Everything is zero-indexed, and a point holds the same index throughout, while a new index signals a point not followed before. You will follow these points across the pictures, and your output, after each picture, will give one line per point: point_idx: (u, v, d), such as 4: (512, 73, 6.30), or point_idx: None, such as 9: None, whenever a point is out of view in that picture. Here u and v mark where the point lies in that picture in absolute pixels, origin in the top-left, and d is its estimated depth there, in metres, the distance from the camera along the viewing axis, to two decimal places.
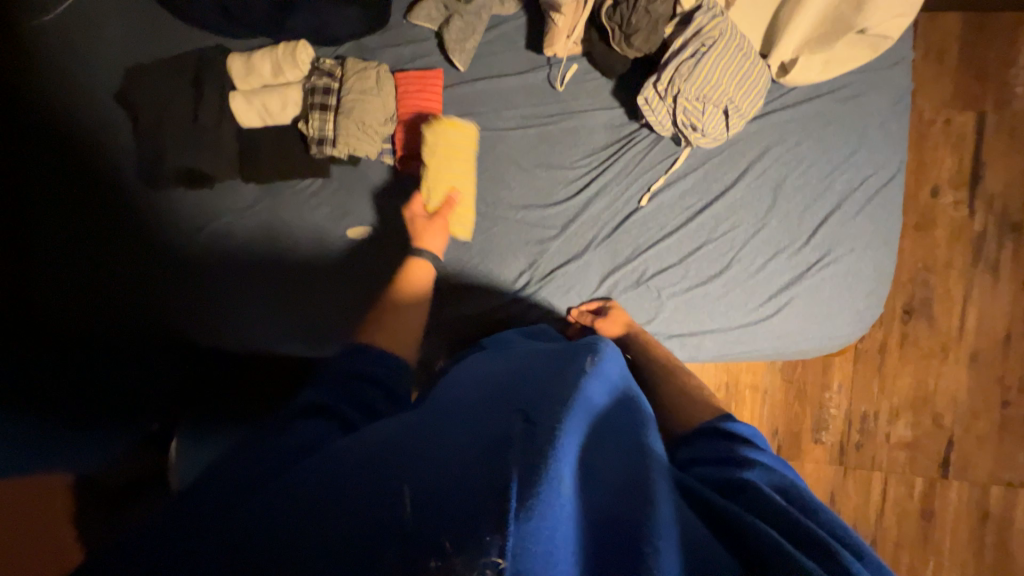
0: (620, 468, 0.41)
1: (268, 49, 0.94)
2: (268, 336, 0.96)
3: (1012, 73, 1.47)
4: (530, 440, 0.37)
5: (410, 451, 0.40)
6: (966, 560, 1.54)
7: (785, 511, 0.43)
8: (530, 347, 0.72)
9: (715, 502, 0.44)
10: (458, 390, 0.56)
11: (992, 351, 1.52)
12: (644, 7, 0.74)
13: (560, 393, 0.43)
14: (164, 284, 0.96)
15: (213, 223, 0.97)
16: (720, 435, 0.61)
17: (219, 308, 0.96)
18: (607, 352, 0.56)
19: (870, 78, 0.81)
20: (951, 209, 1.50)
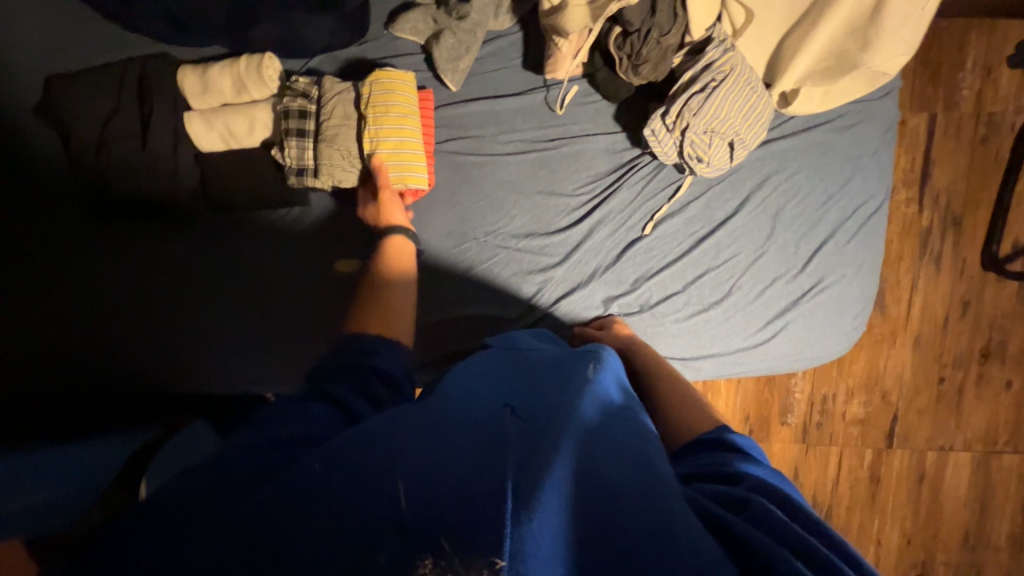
0: (624, 481, 0.41)
1: (227, 62, 0.82)
2: (243, 374, 0.90)
3: (961, 76, 1.57)
4: (525, 458, 0.37)
5: (415, 461, 0.38)
6: (905, 516, 1.74)
7: (793, 531, 0.42)
8: (530, 352, 0.70)
9: (720, 517, 0.44)
10: (464, 388, 0.55)
11: (933, 333, 1.68)
12: (655, 38, 0.70)
13: (558, 415, 0.45)
14: (130, 325, 0.87)
15: (183, 257, 0.88)
16: (720, 446, 0.58)
17: (197, 347, 0.89)
18: (601, 377, 0.59)
19: (865, 109, 0.83)
20: (903, 205, 1.62)
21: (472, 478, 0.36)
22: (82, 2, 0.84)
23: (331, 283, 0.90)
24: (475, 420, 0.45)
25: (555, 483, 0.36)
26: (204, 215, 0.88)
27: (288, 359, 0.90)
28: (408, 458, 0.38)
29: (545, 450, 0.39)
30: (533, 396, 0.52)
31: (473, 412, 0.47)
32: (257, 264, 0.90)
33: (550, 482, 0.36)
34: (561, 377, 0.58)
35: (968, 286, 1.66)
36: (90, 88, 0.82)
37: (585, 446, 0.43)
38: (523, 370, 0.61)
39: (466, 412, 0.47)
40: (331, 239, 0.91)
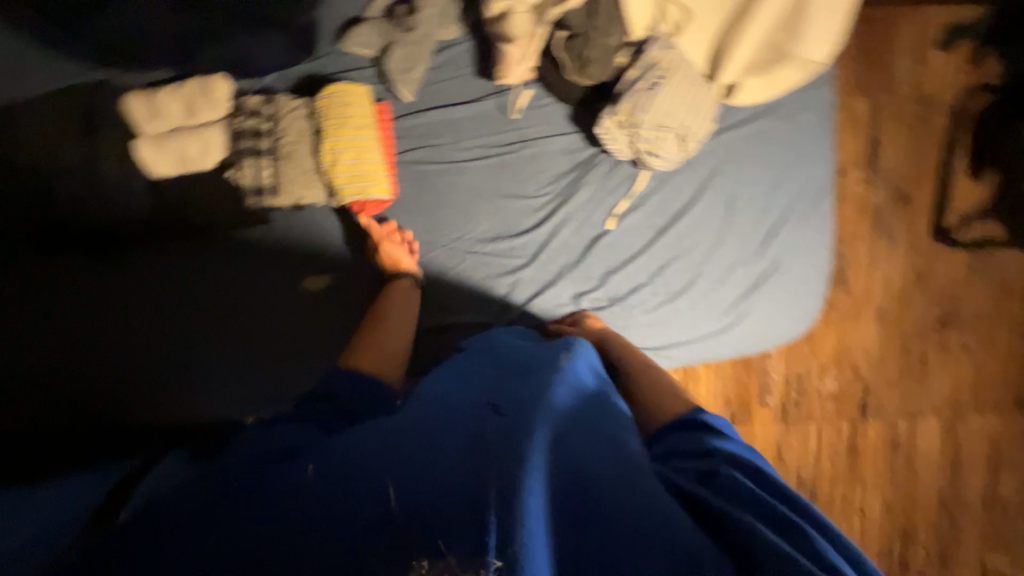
0: (594, 463, 0.47)
1: (175, 86, 0.81)
2: (214, 401, 0.87)
3: (897, 61, 1.66)
4: (506, 465, 0.43)
5: (412, 465, 0.45)
6: (885, 485, 1.80)
7: (758, 499, 0.47)
8: (505, 347, 0.71)
9: (691, 490, 0.49)
10: (445, 392, 0.59)
11: (894, 306, 1.76)
12: (598, 40, 0.73)
13: (529, 410, 0.50)
14: (102, 365, 0.86)
15: (147, 291, 0.87)
16: (693, 424, 0.60)
17: (170, 381, 0.87)
18: (570, 365, 0.62)
19: (804, 97, 0.87)
20: (855, 186, 1.69)
21: (464, 491, 0.42)
22: None
23: (299, 303, 0.89)
24: (466, 424, 0.51)
25: (534, 477, 0.42)
26: (164, 244, 0.87)
27: (261, 383, 0.88)
28: (407, 468, 0.44)
29: (519, 443, 0.46)
30: (509, 394, 0.55)
31: (464, 414, 0.53)
32: (223, 287, 0.88)
33: (530, 485, 0.42)
34: (532, 374, 0.60)
35: (922, 258, 1.74)
36: (29, 121, 0.79)
37: (559, 437, 0.49)
38: (500, 366, 0.64)
39: (456, 416, 0.53)
40: (296, 255, 0.88)
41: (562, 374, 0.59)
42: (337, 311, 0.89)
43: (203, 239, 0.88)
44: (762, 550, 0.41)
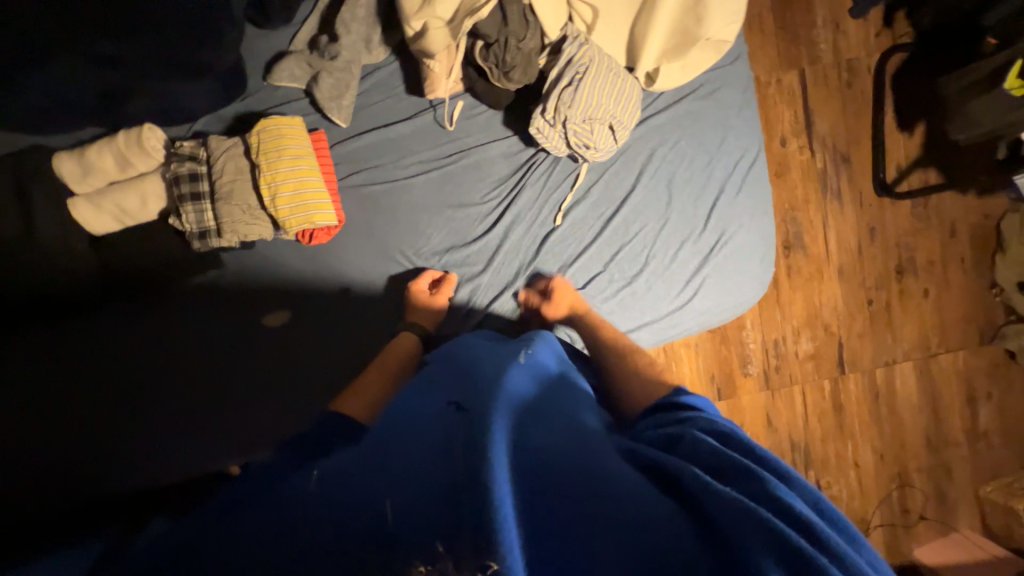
0: (553, 449, 0.48)
1: (104, 140, 0.80)
2: (181, 452, 0.85)
3: (815, 32, 1.75)
4: (473, 456, 0.44)
5: (385, 479, 0.46)
6: (873, 435, 1.85)
7: (719, 455, 0.48)
8: (467, 350, 0.72)
9: (653, 457, 0.50)
10: (405, 407, 0.59)
11: (852, 262, 1.83)
12: (515, 45, 0.75)
13: (484, 404, 0.52)
14: (50, 438, 0.80)
15: (100, 347, 0.84)
16: (670, 402, 0.63)
17: (133, 440, 0.84)
18: (524, 364, 0.64)
19: (721, 75, 0.91)
20: (797, 153, 1.77)
21: (442, 496, 0.42)
22: None
23: (262, 341, 0.88)
24: (429, 429, 0.52)
25: (499, 463, 0.43)
26: (111, 300, 0.85)
27: (231, 427, 0.86)
28: (385, 482, 0.45)
29: (483, 434, 0.47)
30: (468, 394, 0.56)
31: (428, 419, 0.54)
32: (181, 335, 0.87)
33: (497, 469, 0.42)
34: (491, 375, 0.61)
35: (871, 213, 1.82)
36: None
37: (518, 424, 0.50)
38: (460, 368, 0.65)
39: (420, 423, 0.54)
40: (252, 292, 0.88)
41: (509, 369, 0.62)
42: (302, 342, 0.89)
43: (154, 290, 0.87)
44: (716, 500, 0.42)
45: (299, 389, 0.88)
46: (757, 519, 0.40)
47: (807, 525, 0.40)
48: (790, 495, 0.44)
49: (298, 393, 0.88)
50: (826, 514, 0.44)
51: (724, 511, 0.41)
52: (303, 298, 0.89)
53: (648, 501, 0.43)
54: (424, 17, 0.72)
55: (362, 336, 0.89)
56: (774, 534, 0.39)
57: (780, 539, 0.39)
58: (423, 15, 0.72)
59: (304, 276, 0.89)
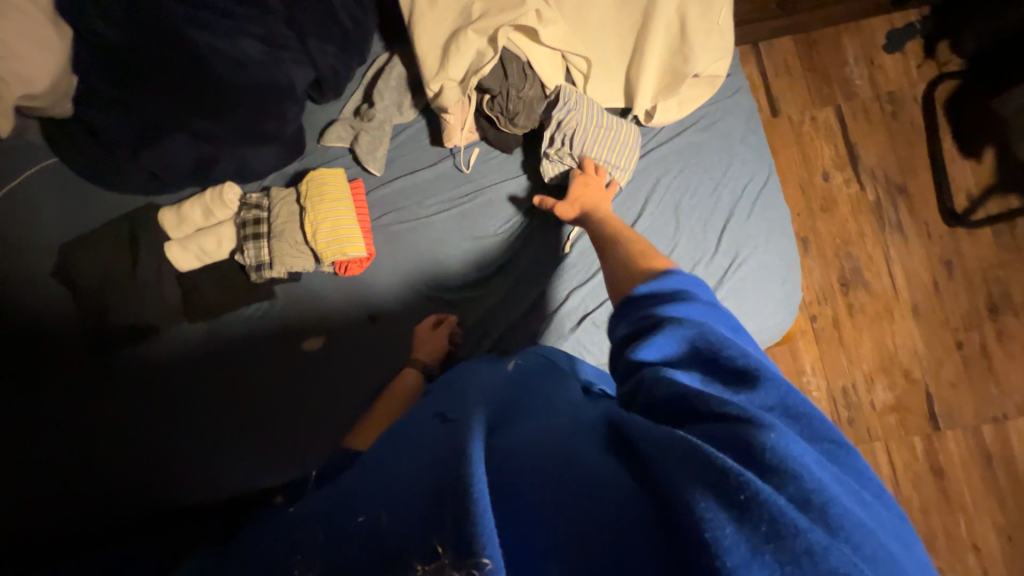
0: (528, 441, 0.47)
1: (197, 197, 1.00)
2: (236, 471, 0.93)
3: (848, 70, 1.73)
4: (453, 453, 0.44)
5: (382, 488, 0.47)
6: (993, 509, 1.51)
7: (689, 396, 0.45)
8: (466, 371, 0.73)
9: (622, 422, 0.47)
10: (400, 425, 0.61)
11: (928, 299, 1.63)
12: (516, 95, 0.87)
13: (468, 410, 0.53)
14: (141, 453, 0.94)
15: (178, 374, 0.98)
16: (643, 296, 0.57)
17: (203, 459, 0.94)
18: (517, 373, 0.65)
19: (721, 107, 0.96)
20: (843, 187, 1.68)
21: (432, 502, 0.40)
22: (84, 180, 1.05)
23: (303, 364, 0.99)
24: (419, 440, 0.53)
25: (475, 452, 0.42)
26: (188, 327, 1.00)
27: (281, 447, 0.95)
28: (385, 490, 0.46)
29: (463, 433, 0.47)
30: (455, 404, 0.57)
31: (413, 434, 0.56)
32: (242, 361, 0.99)
33: (474, 457, 0.42)
34: (477, 382, 0.62)
35: (942, 246, 1.65)
36: (96, 250, 0.98)
37: (497, 420, 0.51)
38: (453, 386, 0.67)
39: (407, 438, 0.56)
40: (297, 319, 1.00)
41: (502, 375, 0.64)
42: (336, 366, 0.98)
43: (221, 320, 1.01)
44: (670, 449, 0.40)
45: (336, 411, 0.96)
46: (692, 454, 0.38)
47: (761, 454, 0.37)
48: (752, 415, 0.41)
49: (334, 416, 0.96)
50: (792, 411, 0.43)
51: (668, 469, 0.38)
52: (336, 325, 0.99)
53: (609, 471, 0.42)
54: (441, 80, 0.85)
55: (386, 358, 0.97)
56: (727, 472, 0.36)
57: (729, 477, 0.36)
58: (440, 79, 0.85)
59: (341, 305, 1.00)
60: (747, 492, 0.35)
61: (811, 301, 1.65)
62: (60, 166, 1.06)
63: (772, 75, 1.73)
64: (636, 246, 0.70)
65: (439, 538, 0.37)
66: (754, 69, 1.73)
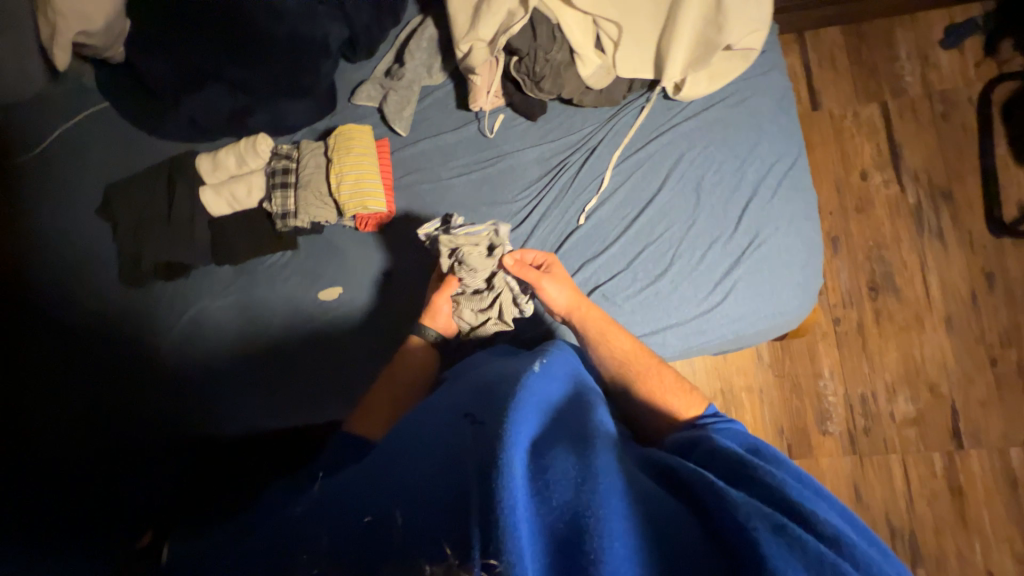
0: (565, 466, 0.51)
1: (232, 145, 1.04)
2: (255, 415, 1.00)
3: (898, 65, 1.64)
4: (486, 470, 0.50)
5: (398, 488, 0.55)
6: (1014, 536, 1.43)
7: (755, 472, 0.57)
8: (481, 370, 0.77)
9: (686, 474, 0.57)
10: (427, 417, 0.66)
11: (964, 312, 1.55)
12: (543, 58, 0.88)
13: (506, 411, 0.57)
14: (166, 398, 1.01)
15: (199, 323, 1.04)
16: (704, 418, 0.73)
17: (222, 405, 1.01)
18: (544, 373, 0.68)
19: (752, 85, 0.95)
20: (882, 187, 1.61)
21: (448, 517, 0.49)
22: (129, 125, 1.11)
23: (320, 318, 1.03)
24: (445, 440, 0.59)
25: (513, 475, 0.48)
26: (227, 271, 1.07)
27: (294, 397, 1.00)
28: (400, 492, 0.55)
29: (498, 443, 0.52)
30: (493, 400, 0.61)
31: (442, 428, 0.61)
32: (263, 313, 1.04)
33: (510, 484, 0.48)
34: (509, 380, 0.66)
35: (985, 257, 1.56)
36: (138, 194, 1.04)
37: (549, 433, 0.57)
38: (482, 378, 0.72)
39: (430, 433, 0.61)
40: (317, 273, 1.05)
41: (537, 372, 0.67)
42: (350, 320, 1.03)
43: (251, 267, 1.07)
44: (744, 507, 0.50)
45: (348, 362, 1.01)
46: (772, 521, 0.49)
47: (810, 520, 0.51)
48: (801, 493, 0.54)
49: (340, 370, 1.01)
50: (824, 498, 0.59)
51: (731, 513, 0.50)
52: (354, 279, 1.04)
53: (675, 513, 0.52)
54: (470, 40, 0.87)
55: (399, 315, 1.02)
56: (802, 543, 0.48)
57: (783, 533, 0.48)
58: (469, 39, 0.87)
59: (362, 260, 1.04)
60: (822, 559, 0.47)
61: (836, 304, 1.59)
62: (110, 111, 1.12)
63: (815, 67, 1.67)
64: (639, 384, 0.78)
65: (452, 543, 0.47)
66: (796, 60, 1.67)
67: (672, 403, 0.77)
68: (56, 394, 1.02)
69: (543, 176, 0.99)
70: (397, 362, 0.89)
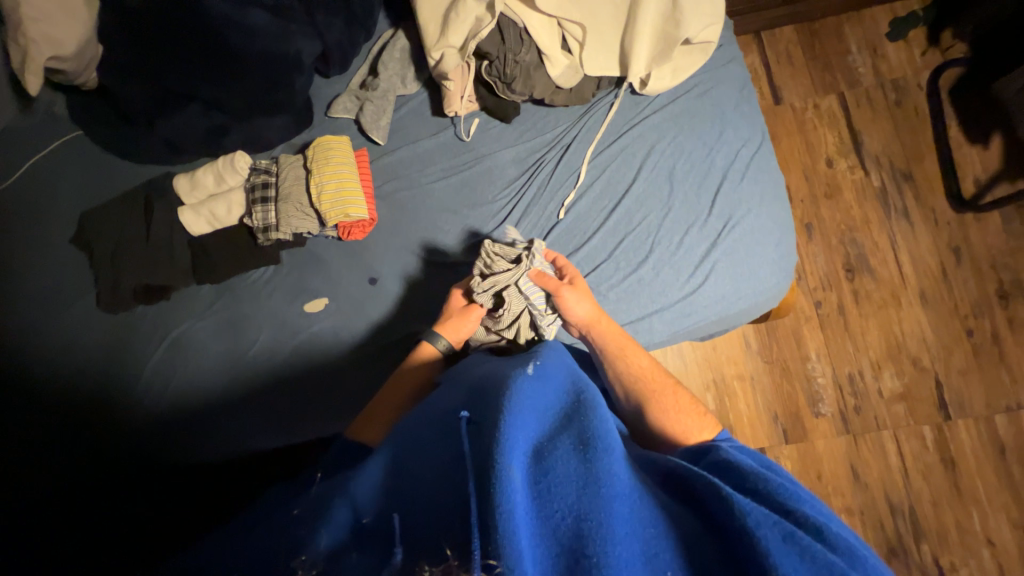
0: (567, 470, 0.49)
1: (210, 164, 1.04)
2: (243, 435, 0.98)
3: (850, 58, 1.73)
4: (484, 472, 0.47)
5: (403, 493, 0.55)
6: (1007, 502, 1.45)
7: (764, 484, 0.55)
8: (481, 368, 0.77)
9: (689, 479, 0.54)
10: (423, 425, 0.65)
11: (936, 287, 1.61)
12: (513, 60, 0.93)
13: (504, 407, 0.54)
14: (149, 424, 0.98)
15: (183, 345, 1.02)
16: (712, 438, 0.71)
17: (208, 428, 0.98)
18: (545, 374, 0.66)
19: (714, 76, 1.00)
20: (848, 173, 1.67)
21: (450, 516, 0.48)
22: (104, 151, 1.11)
23: (305, 332, 1.02)
24: (443, 445, 0.57)
25: (510, 477, 0.45)
26: (211, 289, 1.05)
27: (283, 414, 0.98)
28: (402, 495, 0.55)
29: (495, 442, 0.49)
30: (490, 400, 0.59)
31: (438, 435, 0.60)
32: (247, 330, 1.03)
33: (509, 485, 0.44)
34: (506, 379, 0.64)
35: (950, 233, 1.63)
36: (116, 219, 1.03)
37: (549, 435, 0.54)
38: (474, 381, 0.71)
39: (427, 442, 0.60)
40: (302, 286, 1.04)
41: (539, 371, 0.65)
42: (337, 331, 1.01)
43: (236, 284, 1.05)
44: (755, 512, 0.47)
45: (337, 373, 0.99)
46: (786, 531, 0.46)
47: (825, 534, 0.48)
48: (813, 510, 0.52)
49: (330, 383, 0.99)
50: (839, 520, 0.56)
51: (741, 520, 0.47)
52: (339, 289, 1.03)
53: (681, 524, 0.49)
54: (441, 47, 0.92)
55: (386, 322, 1.01)
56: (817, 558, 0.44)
57: (792, 541, 0.45)
58: (440, 46, 0.92)
59: (346, 270, 1.04)
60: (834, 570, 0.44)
61: (816, 287, 1.63)
62: (83, 138, 1.11)
63: (775, 64, 1.75)
64: (658, 408, 0.75)
65: (450, 544, 0.46)
66: (756, 59, 1.75)
67: (685, 423, 0.73)
68: (30, 429, 0.98)
69: (521, 175, 1.01)
70: (405, 367, 0.85)
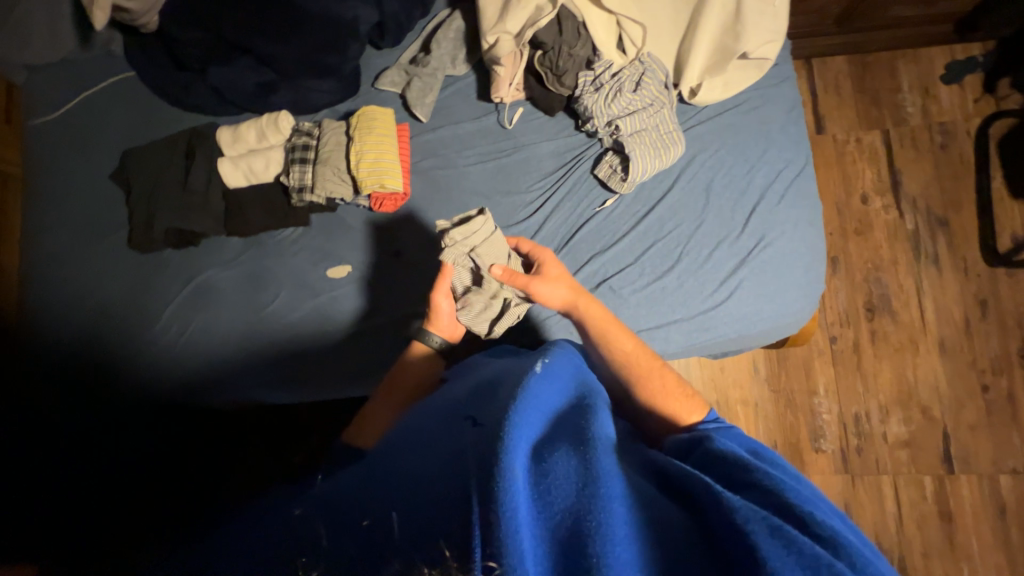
0: (570, 470, 0.46)
1: (253, 120, 1.05)
2: (251, 388, 1.00)
3: (901, 95, 1.70)
4: (484, 470, 0.46)
5: (404, 474, 0.53)
6: (1000, 564, 1.42)
7: (759, 474, 0.51)
8: (488, 367, 0.76)
9: (675, 474, 0.52)
10: (425, 421, 0.64)
11: (957, 338, 1.58)
12: (567, 53, 0.95)
13: (508, 407, 0.52)
14: (163, 369, 1.00)
15: (203, 293, 1.04)
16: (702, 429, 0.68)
17: (219, 381, 1.00)
18: (553, 366, 0.63)
19: (765, 94, 0.99)
20: (882, 212, 1.65)
21: (448, 504, 0.46)
22: (152, 96, 1.13)
23: (324, 296, 1.03)
24: (444, 438, 0.56)
25: (509, 478, 0.43)
26: (238, 242, 1.06)
27: (291, 375, 1.00)
28: (404, 471, 0.54)
29: (494, 443, 0.47)
30: (493, 402, 0.57)
31: (442, 429, 0.58)
32: (267, 287, 1.04)
33: (509, 488, 0.43)
34: (512, 377, 0.62)
35: (979, 284, 1.60)
36: (155, 162, 1.05)
37: (549, 435, 0.52)
38: (480, 379, 0.70)
39: (426, 437, 0.59)
40: (324, 252, 1.05)
41: (548, 364, 0.63)
42: (355, 300, 1.02)
43: (263, 239, 1.06)
44: (739, 506, 0.44)
45: (350, 341, 1.00)
46: (772, 524, 0.43)
47: (835, 542, 0.43)
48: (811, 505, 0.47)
49: (341, 350, 1.00)
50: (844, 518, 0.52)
51: (726, 513, 0.44)
52: (362, 259, 1.04)
53: (674, 519, 0.46)
54: (498, 32, 0.93)
55: (405, 298, 1.02)
56: (806, 552, 0.41)
57: (779, 534, 0.42)
58: (497, 30, 0.93)
59: (371, 241, 1.05)
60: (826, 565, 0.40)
61: (834, 322, 1.61)
62: (132, 81, 1.13)
63: (822, 93, 1.72)
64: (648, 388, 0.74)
65: (448, 543, 0.42)
66: (804, 85, 1.73)
67: (670, 406, 0.72)
68: (52, 358, 1.01)
69: (557, 168, 1.01)
70: (397, 368, 0.86)
